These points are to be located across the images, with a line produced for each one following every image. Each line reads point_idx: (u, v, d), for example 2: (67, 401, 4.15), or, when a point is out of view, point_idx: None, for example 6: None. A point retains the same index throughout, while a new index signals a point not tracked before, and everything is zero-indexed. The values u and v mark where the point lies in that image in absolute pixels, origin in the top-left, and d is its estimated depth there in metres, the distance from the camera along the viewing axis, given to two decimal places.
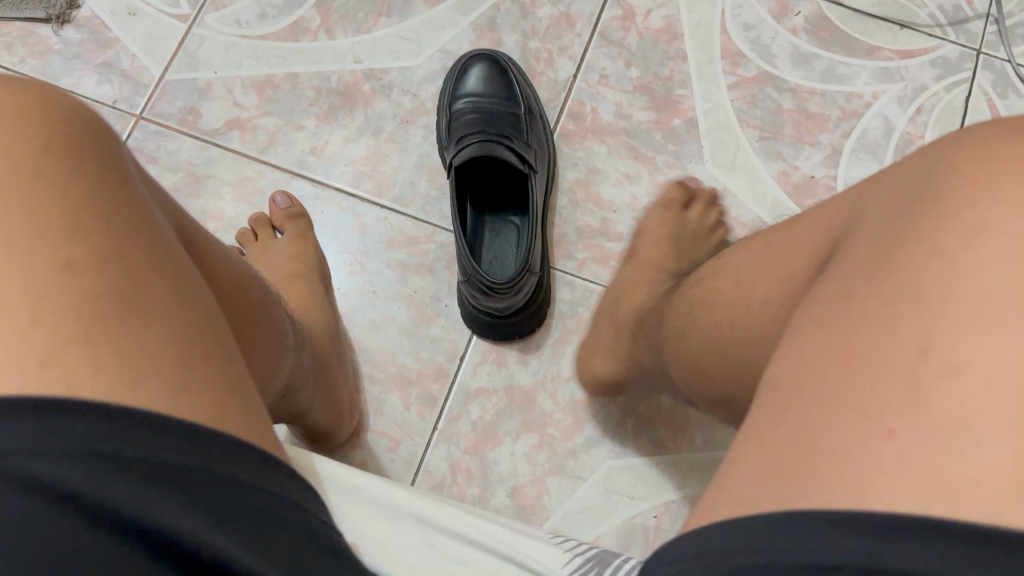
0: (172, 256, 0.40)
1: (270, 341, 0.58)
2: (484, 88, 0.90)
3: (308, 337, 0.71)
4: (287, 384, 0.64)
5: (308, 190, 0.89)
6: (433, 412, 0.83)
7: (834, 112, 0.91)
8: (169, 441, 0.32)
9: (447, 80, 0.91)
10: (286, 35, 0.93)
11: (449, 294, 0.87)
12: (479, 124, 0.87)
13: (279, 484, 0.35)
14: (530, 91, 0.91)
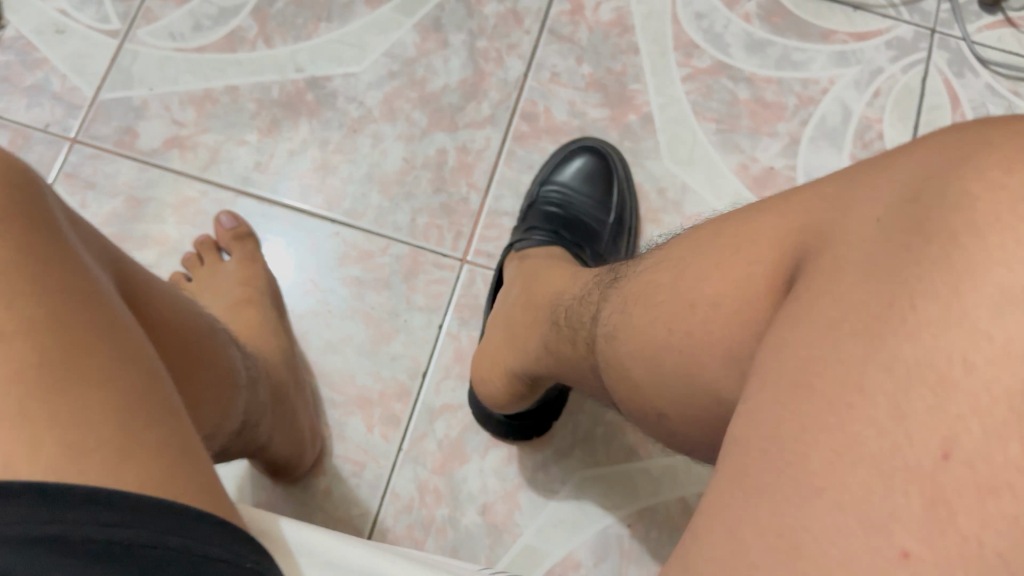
0: (112, 310, 0.36)
1: (223, 381, 0.55)
2: (579, 186, 0.86)
3: (263, 367, 0.69)
4: (242, 420, 0.61)
5: (253, 208, 0.86)
6: (397, 432, 0.80)
7: (790, 100, 0.90)
8: (119, 516, 0.29)
9: (549, 161, 0.88)
10: (223, 47, 0.89)
11: (407, 309, 0.83)
12: (551, 221, 0.83)
13: (241, 552, 0.32)
14: (626, 198, 0.87)
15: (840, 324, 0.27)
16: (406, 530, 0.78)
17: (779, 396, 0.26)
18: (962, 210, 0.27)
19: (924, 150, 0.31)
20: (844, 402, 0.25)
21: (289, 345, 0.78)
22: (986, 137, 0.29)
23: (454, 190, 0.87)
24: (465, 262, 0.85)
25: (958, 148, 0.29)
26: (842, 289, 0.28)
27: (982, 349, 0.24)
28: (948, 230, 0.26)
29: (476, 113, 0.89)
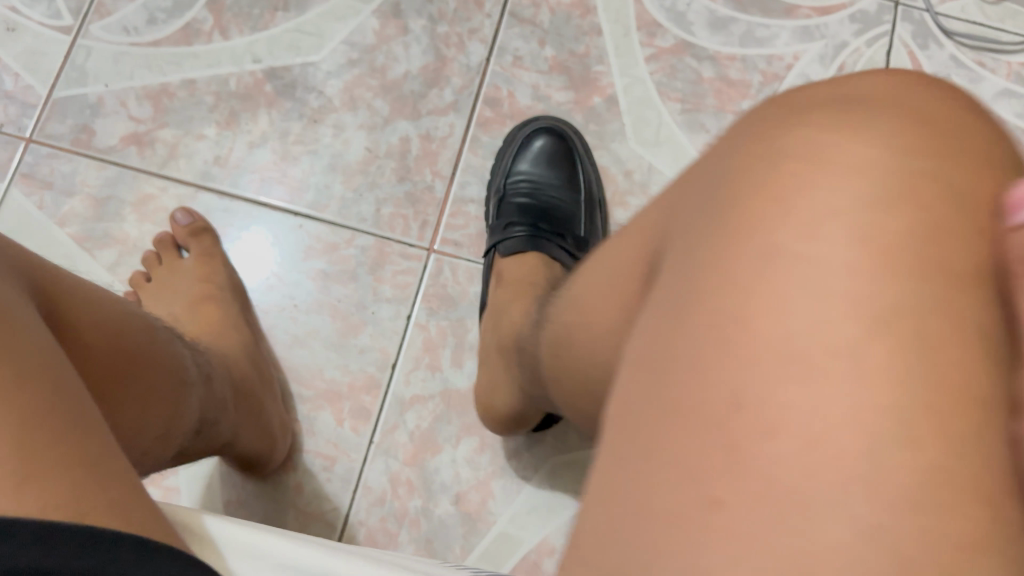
0: (10, 319, 0.34)
1: (172, 377, 0.53)
2: (540, 170, 0.86)
3: (220, 364, 0.69)
4: (200, 420, 0.61)
5: (214, 203, 0.84)
6: (368, 425, 0.80)
7: (755, 77, 0.89)
8: (21, 543, 0.28)
9: (508, 146, 0.87)
10: (178, 40, 0.88)
11: (375, 300, 0.82)
12: (527, 213, 0.83)
13: (163, 566, 0.30)
14: (592, 171, 0.87)
15: (668, 308, 0.32)
16: (379, 523, 0.77)
17: (642, 408, 0.31)
18: (749, 189, 0.33)
19: (728, 150, 0.36)
20: (682, 401, 0.29)
21: (253, 340, 0.78)
22: (772, 133, 0.34)
23: (418, 178, 0.86)
24: (432, 251, 0.84)
25: (756, 148, 0.34)
26: (677, 298, 0.32)
27: (758, 306, 0.30)
28: (751, 226, 0.31)
29: (438, 100, 0.88)
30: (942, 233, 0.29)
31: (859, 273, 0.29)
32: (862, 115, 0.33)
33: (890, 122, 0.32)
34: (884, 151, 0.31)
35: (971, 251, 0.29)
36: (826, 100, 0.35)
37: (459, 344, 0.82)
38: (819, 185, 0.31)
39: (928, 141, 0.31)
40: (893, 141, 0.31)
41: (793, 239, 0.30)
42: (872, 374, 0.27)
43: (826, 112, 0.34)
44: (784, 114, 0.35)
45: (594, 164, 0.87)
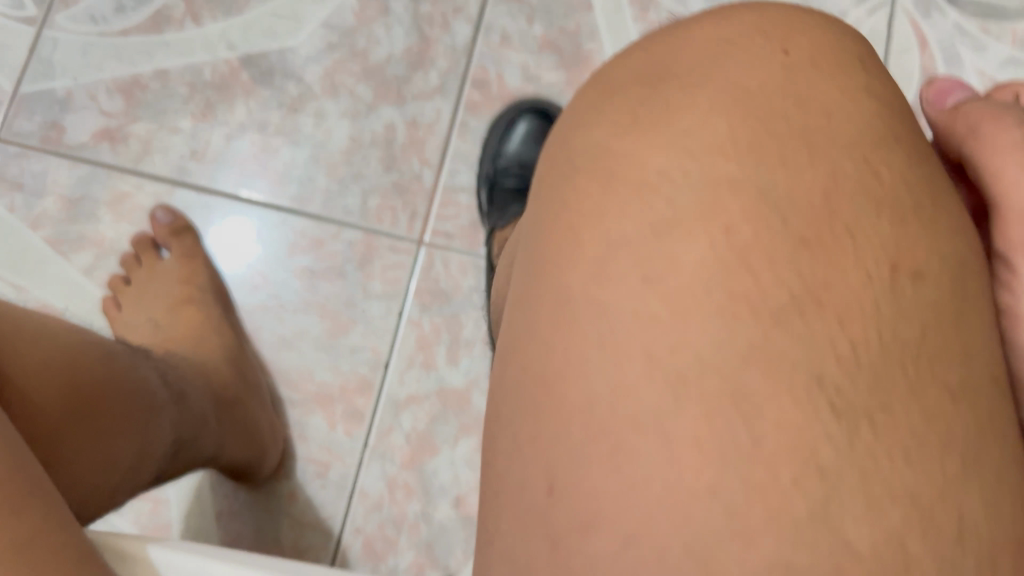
0: None
1: (136, 410, 0.53)
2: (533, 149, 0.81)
3: (198, 371, 0.67)
4: (176, 441, 0.59)
5: (192, 200, 0.80)
6: (362, 428, 0.77)
7: None
8: None
9: (493, 133, 0.83)
10: (148, 28, 0.83)
11: (365, 297, 0.79)
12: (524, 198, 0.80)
13: None
14: None
15: (509, 370, 0.34)
16: (377, 530, 0.75)
17: (502, 474, 0.32)
18: (563, 239, 0.34)
19: (553, 167, 0.37)
20: (536, 465, 0.31)
21: (237, 343, 0.75)
22: (591, 153, 0.35)
23: (406, 167, 0.82)
24: (422, 243, 0.80)
25: (575, 172, 0.35)
26: (519, 347, 0.34)
27: (573, 374, 0.31)
28: (577, 271, 0.33)
29: (424, 84, 0.84)
30: (746, 267, 0.30)
31: (664, 328, 0.30)
32: (664, 125, 0.34)
33: (691, 128, 0.33)
34: (685, 178, 0.32)
35: (778, 279, 0.30)
36: (629, 104, 0.36)
37: (454, 340, 0.79)
38: (620, 236, 0.32)
39: (731, 150, 0.33)
40: (694, 159, 0.33)
41: (614, 281, 0.32)
42: (682, 440, 0.28)
43: (629, 121, 0.35)
44: (603, 118, 0.36)
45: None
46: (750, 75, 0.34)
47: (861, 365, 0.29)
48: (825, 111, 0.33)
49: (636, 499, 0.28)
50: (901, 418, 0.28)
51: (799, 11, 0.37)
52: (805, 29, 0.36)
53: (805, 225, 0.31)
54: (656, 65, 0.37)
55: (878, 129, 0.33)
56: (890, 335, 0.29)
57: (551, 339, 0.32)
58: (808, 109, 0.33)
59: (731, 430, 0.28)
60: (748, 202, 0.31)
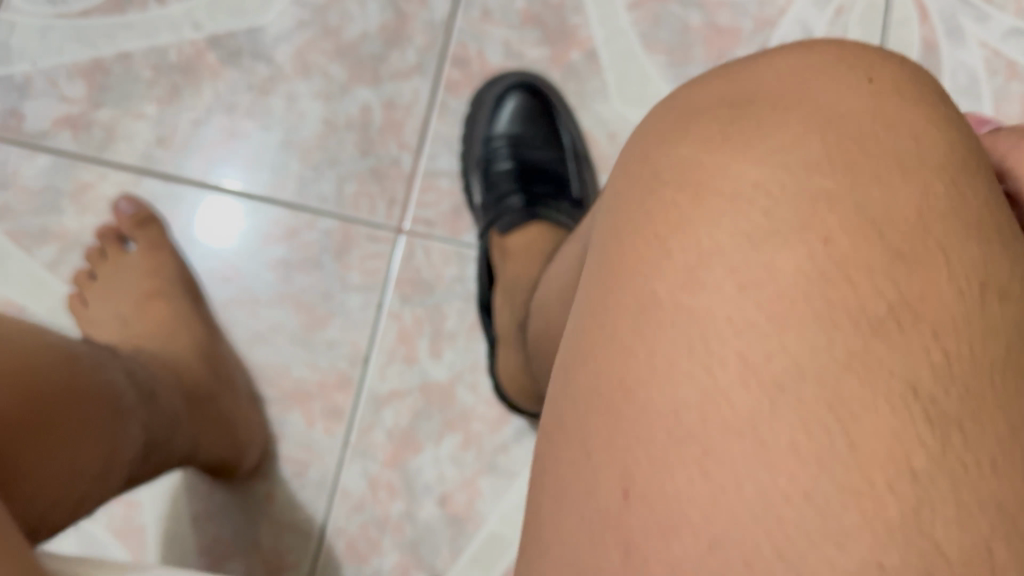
0: None
1: (93, 416, 0.48)
2: (519, 129, 0.80)
3: (165, 369, 0.62)
4: (145, 444, 0.54)
5: (159, 190, 0.77)
6: (342, 426, 0.74)
7: (745, 24, 0.83)
8: None
9: (476, 112, 0.79)
10: (109, 9, 0.79)
11: (342, 289, 0.76)
12: (517, 182, 0.77)
13: None
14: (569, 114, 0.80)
15: (568, 385, 0.28)
16: (360, 530, 0.72)
17: (539, 495, 0.27)
18: (641, 244, 0.29)
19: (617, 178, 0.33)
20: (573, 484, 0.26)
21: (209, 337, 0.71)
22: (659, 159, 0.31)
23: (383, 152, 0.78)
24: (401, 231, 0.77)
25: (641, 178, 0.31)
26: (568, 360, 0.29)
27: (655, 384, 0.26)
28: (637, 277, 0.28)
29: (401, 63, 0.80)
30: (859, 281, 0.26)
31: (763, 341, 0.25)
32: (740, 134, 0.30)
33: (776, 136, 0.29)
34: (757, 187, 0.28)
35: (878, 283, 0.25)
36: (718, 118, 0.31)
37: (436, 333, 0.76)
38: (709, 238, 0.28)
39: (835, 164, 0.28)
40: (777, 166, 0.28)
41: (678, 286, 0.27)
42: (753, 467, 0.23)
43: (703, 131, 0.31)
44: (672, 126, 0.32)
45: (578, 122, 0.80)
46: (840, 97, 0.30)
47: (958, 376, 0.24)
48: (915, 134, 0.29)
49: (723, 521, 0.23)
50: (1006, 436, 0.23)
51: (876, 49, 0.33)
52: (892, 67, 0.32)
53: (914, 235, 0.26)
54: (732, 80, 0.33)
55: (964, 164, 0.29)
56: (1000, 360, 0.24)
57: (604, 347, 0.27)
58: (905, 134, 0.29)
59: (825, 449, 0.23)
60: (855, 213, 0.27)
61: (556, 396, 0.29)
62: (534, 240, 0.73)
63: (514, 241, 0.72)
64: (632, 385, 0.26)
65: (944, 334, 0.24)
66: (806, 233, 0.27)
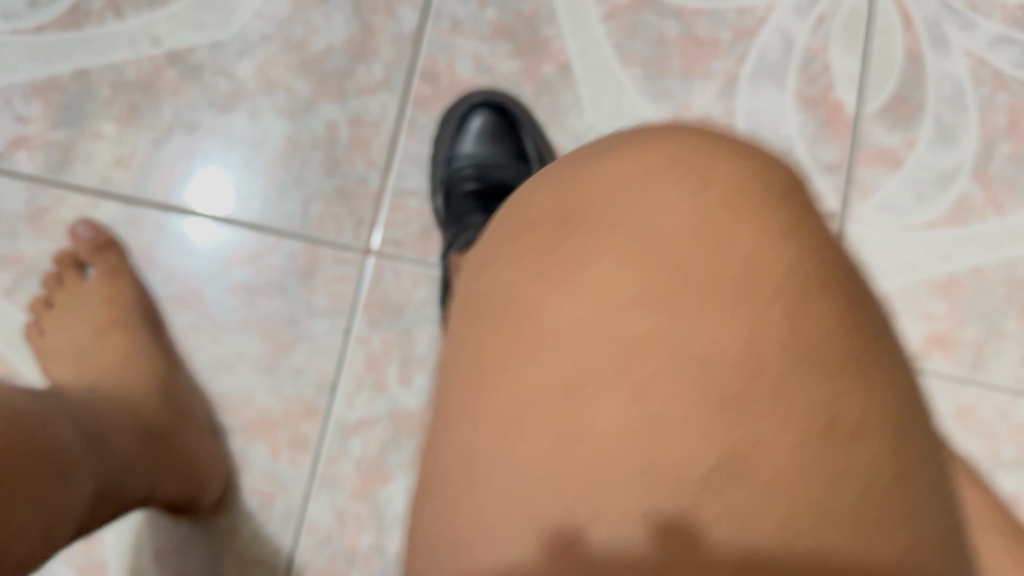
0: None
1: (43, 469, 0.44)
2: (484, 149, 0.77)
3: (114, 407, 0.60)
4: (102, 481, 0.51)
5: (118, 213, 0.74)
6: (308, 456, 0.71)
7: (725, 36, 0.80)
8: None
9: (442, 130, 0.77)
10: (65, 24, 0.76)
11: (308, 314, 0.73)
12: (479, 202, 0.74)
13: None
14: (538, 132, 0.77)
15: (468, 440, 0.31)
16: (327, 564, 0.70)
17: None
18: (487, 388, 0.32)
19: (468, 293, 0.35)
20: None
21: (168, 368, 0.69)
22: (503, 289, 0.33)
23: (350, 170, 0.76)
24: (369, 253, 0.75)
25: (488, 308, 0.33)
26: (429, 495, 0.32)
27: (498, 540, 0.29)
28: (485, 426, 0.31)
29: (368, 78, 0.77)
30: (664, 437, 0.29)
31: (661, 416, 0.30)
32: (578, 266, 0.32)
33: (607, 269, 0.32)
34: (591, 334, 0.31)
35: (696, 452, 0.29)
36: (552, 245, 0.33)
37: (406, 358, 0.73)
38: (615, 327, 0.31)
39: (652, 302, 0.31)
40: (606, 310, 0.31)
41: (520, 441, 0.30)
42: None
43: (541, 258, 0.33)
44: (514, 245, 0.34)
45: (546, 135, 0.78)
46: (670, 214, 0.33)
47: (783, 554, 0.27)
48: (743, 255, 0.31)
49: None
50: None
51: (716, 138, 0.35)
52: (716, 155, 0.34)
53: (732, 389, 0.30)
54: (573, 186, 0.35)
55: (805, 273, 0.31)
56: (803, 506, 0.28)
57: (459, 496, 0.30)
58: (727, 253, 0.31)
59: None
60: (668, 368, 0.30)
61: (416, 529, 0.32)
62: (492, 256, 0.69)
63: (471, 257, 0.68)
64: (482, 540, 0.29)
65: (810, 415, 0.29)
66: (703, 320, 0.31)
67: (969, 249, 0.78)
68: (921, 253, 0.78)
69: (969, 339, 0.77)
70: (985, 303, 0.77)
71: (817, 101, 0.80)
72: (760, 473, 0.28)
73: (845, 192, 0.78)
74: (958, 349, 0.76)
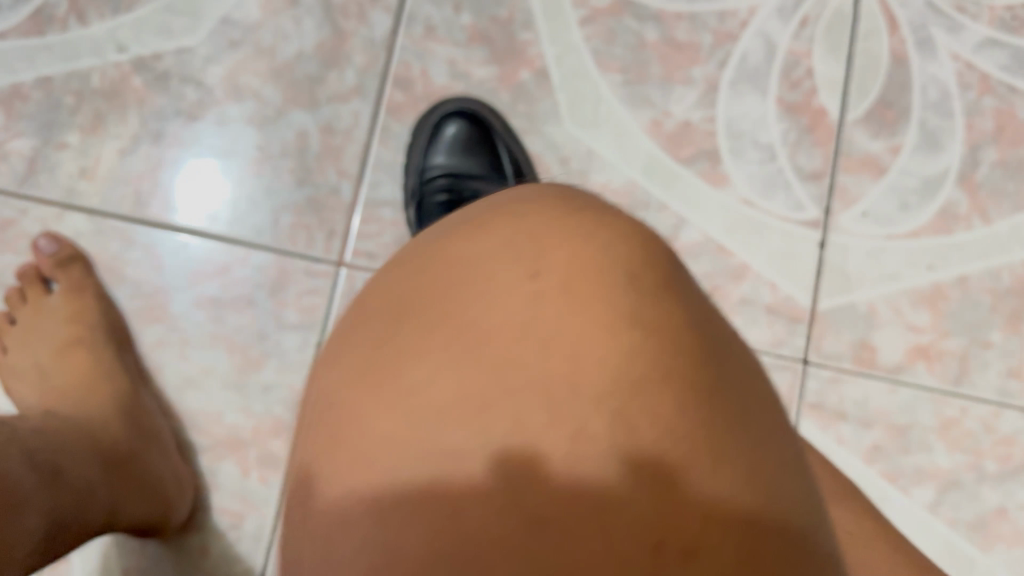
0: None
1: None
2: (455, 160, 0.75)
3: (75, 434, 0.59)
4: (50, 523, 0.52)
5: (84, 226, 0.72)
6: (278, 474, 0.70)
7: (705, 38, 0.78)
8: None
9: (416, 138, 0.75)
10: (28, 30, 0.74)
11: (278, 328, 0.72)
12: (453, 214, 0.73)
13: None
14: (512, 140, 0.75)
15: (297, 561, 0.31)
16: None
17: None
18: (315, 500, 0.31)
19: (312, 409, 0.35)
20: None
21: (134, 388, 0.68)
22: (336, 402, 0.33)
23: (321, 180, 0.74)
24: (342, 265, 0.73)
25: (324, 423, 0.33)
26: None
27: None
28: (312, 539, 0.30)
29: (339, 85, 0.75)
30: (472, 527, 0.28)
31: (468, 505, 0.28)
32: (404, 370, 0.33)
33: (430, 370, 0.32)
34: (408, 433, 0.31)
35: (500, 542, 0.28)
36: (383, 353, 0.34)
37: None
38: (432, 425, 0.31)
39: (470, 400, 0.31)
40: (425, 409, 0.31)
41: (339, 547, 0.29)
42: None
43: (372, 365, 0.34)
44: (352, 359, 0.35)
45: (521, 141, 0.76)
46: (494, 312, 0.33)
47: None
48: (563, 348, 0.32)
49: None
50: None
51: (551, 222, 0.36)
52: (546, 244, 0.35)
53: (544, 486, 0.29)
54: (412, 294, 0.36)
55: (629, 357, 0.31)
56: None
57: None
58: (548, 349, 0.32)
59: None
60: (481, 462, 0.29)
61: None
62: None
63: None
64: None
65: (718, 455, 0.30)
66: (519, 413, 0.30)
67: (955, 258, 0.76)
68: (905, 262, 0.76)
69: (953, 350, 0.75)
70: (970, 313, 0.76)
71: (799, 107, 0.78)
72: (642, 524, 0.28)
73: (827, 200, 0.77)
74: (943, 360, 0.75)
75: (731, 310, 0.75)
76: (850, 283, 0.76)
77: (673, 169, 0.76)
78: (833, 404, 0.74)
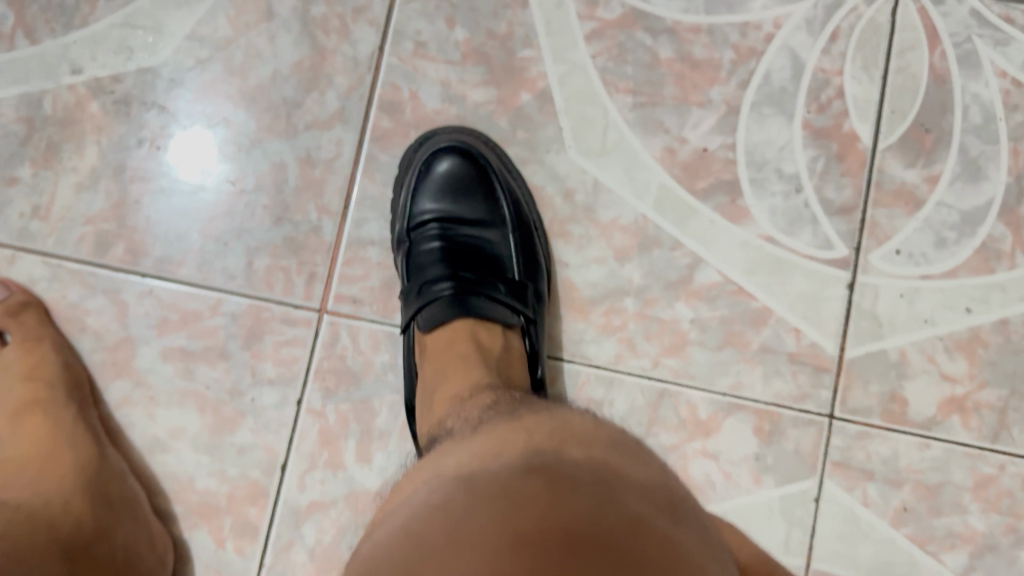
0: None
1: None
2: (445, 204, 0.68)
3: (36, 531, 0.52)
4: None
5: (38, 270, 0.66)
6: (256, 545, 0.64)
7: (726, 55, 0.71)
8: None
9: (406, 175, 0.68)
10: None
11: (253, 384, 0.66)
12: (443, 263, 0.66)
13: None
14: (511, 178, 0.69)
15: None
16: None
17: None
18: None
19: None
20: None
21: (99, 448, 0.61)
22: None
23: (300, 218, 0.67)
24: (324, 313, 0.66)
25: None
26: None
27: None
28: None
29: (320, 109, 0.68)
30: None
31: None
32: None
33: None
34: None
35: None
36: None
37: (364, 430, 0.66)
38: None
39: None
40: None
41: None
42: None
43: None
44: None
45: (519, 171, 0.69)
46: None
47: None
48: None
49: None
50: None
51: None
52: None
53: None
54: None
55: None
56: None
57: None
58: None
59: None
60: None
61: None
62: (459, 334, 0.63)
63: (436, 338, 0.63)
64: None
65: None
66: None
67: (995, 300, 0.69)
68: (941, 306, 0.69)
69: (992, 403, 0.69)
70: (1011, 362, 0.69)
71: (828, 132, 0.70)
72: None
73: (858, 237, 0.70)
74: (980, 415, 0.69)
75: (750, 359, 0.69)
76: (880, 329, 0.69)
77: (686, 206, 0.69)
78: (859, 462, 0.68)
